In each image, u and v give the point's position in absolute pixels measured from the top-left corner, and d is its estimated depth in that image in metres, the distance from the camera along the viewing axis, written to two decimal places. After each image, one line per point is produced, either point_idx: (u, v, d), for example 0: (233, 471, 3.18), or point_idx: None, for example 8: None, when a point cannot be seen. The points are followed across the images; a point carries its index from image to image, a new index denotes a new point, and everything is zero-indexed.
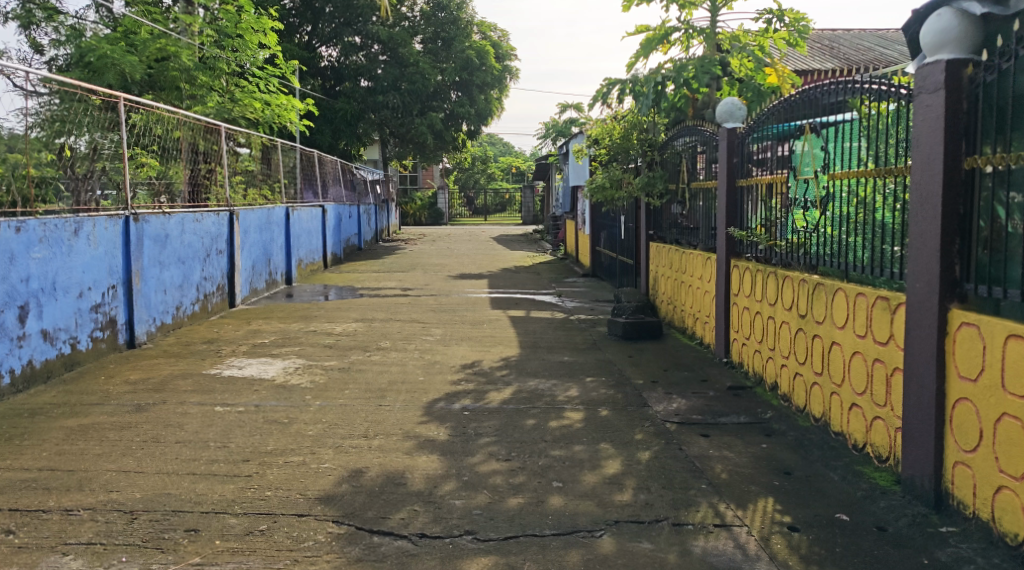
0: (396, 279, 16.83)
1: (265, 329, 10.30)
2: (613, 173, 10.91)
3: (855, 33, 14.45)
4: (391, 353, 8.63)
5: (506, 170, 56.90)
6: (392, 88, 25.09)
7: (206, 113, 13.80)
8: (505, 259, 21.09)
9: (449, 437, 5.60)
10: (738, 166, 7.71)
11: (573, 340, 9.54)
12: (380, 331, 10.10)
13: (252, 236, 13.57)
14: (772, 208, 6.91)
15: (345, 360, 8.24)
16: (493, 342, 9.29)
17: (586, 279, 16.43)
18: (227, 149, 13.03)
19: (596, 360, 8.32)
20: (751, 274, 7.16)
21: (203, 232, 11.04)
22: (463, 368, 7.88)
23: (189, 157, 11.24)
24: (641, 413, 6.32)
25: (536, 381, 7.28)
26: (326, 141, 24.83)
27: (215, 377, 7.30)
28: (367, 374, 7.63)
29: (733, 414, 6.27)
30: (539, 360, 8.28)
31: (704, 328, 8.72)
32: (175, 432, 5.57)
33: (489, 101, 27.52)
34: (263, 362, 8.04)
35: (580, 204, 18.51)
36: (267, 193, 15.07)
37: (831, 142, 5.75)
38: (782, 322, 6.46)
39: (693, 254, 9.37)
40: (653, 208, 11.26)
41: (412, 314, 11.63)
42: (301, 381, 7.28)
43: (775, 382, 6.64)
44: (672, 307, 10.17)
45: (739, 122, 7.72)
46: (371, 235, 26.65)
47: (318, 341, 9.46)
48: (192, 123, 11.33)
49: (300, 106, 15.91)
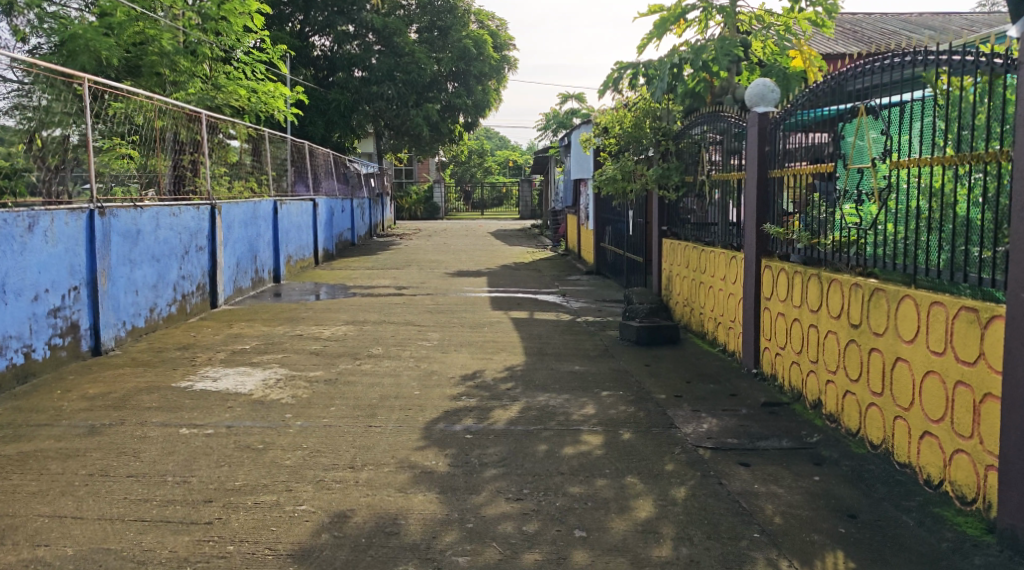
0: (390, 277, 16.01)
1: (248, 332, 9.50)
2: (625, 164, 10.15)
3: (876, 18, 13.77)
4: (384, 362, 7.83)
5: (503, 164, 56.05)
6: (387, 78, 24.25)
7: (187, 101, 12.99)
8: (505, 255, 20.30)
9: (450, 468, 4.81)
10: (770, 156, 6.92)
11: (583, 346, 8.75)
12: (372, 336, 9.28)
13: (236, 232, 12.73)
14: (815, 201, 6.13)
15: (333, 370, 7.44)
16: (495, 348, 8.50)
17: (591, 277, 15.65)
18: (210, 138, 12.19)
19: (611, 371, 7.52)
20: (787, 276, 6.38)
21: (181, 227, 10.22)
22: (463, 381, 7.08)
23: (167, 146, 10.42)
24: (668, 435, 5.54)
25: (546, 397, 6.48)
26: (319, 133, 24.00)
27: (183, 392, 6.48)
28: (356, 387, 6.83)
29: (773, 437, 5.48)
30: (547, 370, 7.48)
31: (727, 334, 7.95)
32: (129, 463, 4.76)
33: (488, 92, 26.68)
34: (241, 373, 7.24)
35: (582, 197, 17.76)
36: (254, 186, 14.25)
37: (893, 125, 4.97)
38: (826, 332, 5.69)
39: (713, 253, 8.59)
40: (666, 202, 10.46)
41: (408, 316, 10.82)
42: (282, 395, 6.48)
43: (817, 399, 5.86)
44: (689, 310, 9.39)
45: (772, 106, 6.94)
46: (365, 230, 25.83)
47: (305, 346, 8.64)
48: (174, 111, 10.65)
49: (288, 94, 15.04)
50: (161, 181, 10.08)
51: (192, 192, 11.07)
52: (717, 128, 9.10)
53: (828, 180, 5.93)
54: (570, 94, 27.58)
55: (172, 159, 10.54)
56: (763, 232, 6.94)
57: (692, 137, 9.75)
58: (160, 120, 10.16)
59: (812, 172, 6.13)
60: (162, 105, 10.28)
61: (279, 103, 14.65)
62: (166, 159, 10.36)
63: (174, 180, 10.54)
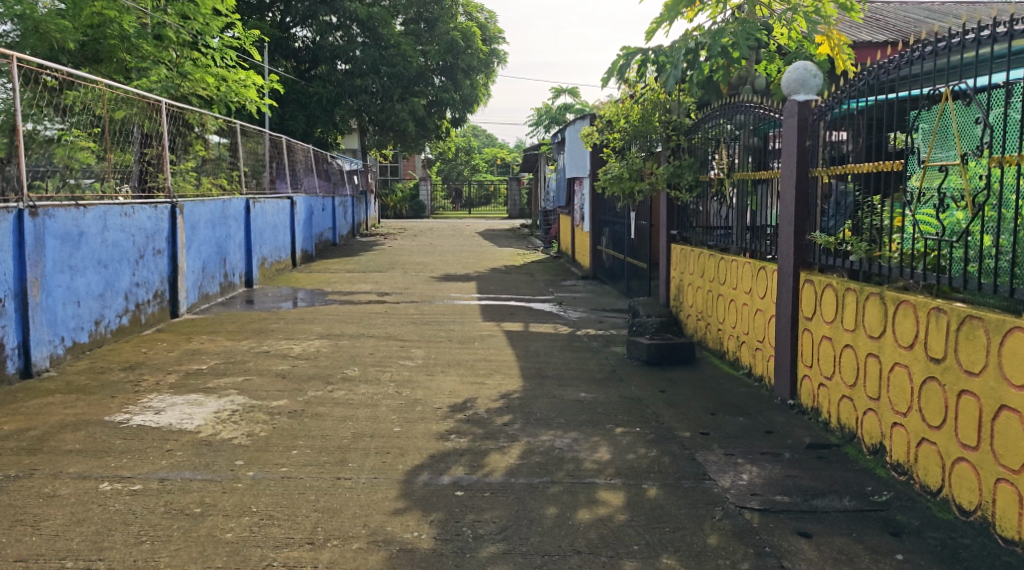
0: (372, 282, 14.95)
1: (209, 347, 8.45)
2: (631, 161, 9.14)
3: (897, 6, 12.87)
4: (360, 389, 6.79)
5: (491, 162, 54.90)
6: (371, 71, 23.21)
7: (149, 89, 11.85)
8: (494, 257, 19.27)
9: (437, 544, 3.84)
10: (812, 151, 5.89)
11: (587, 367, 7.74)
12: (350, 353, 8.24)
13: (202, 232, 11.64)
14: (874, 207, 5.16)
15: (300, 398, 6.40)
16: (488, 370, 7.48)
17: (587, 283, 14.66)
18: (170, 129, 11.09)
19: (622, 400, 6.52)
20: (835, 294, 5.41)
21: (135, 228, 9.14)
22: (451, 414, 6.05)
23: (126, 141, 9.37)
24: (704, 489, 4.56)
25: (550, 435, 5.47)
26: (300, 128, 22.86)
27: (115, 431, 5.42)
28: (324, 421, 5.80)
29: (832, 493, 4.51)
30: (549, 400, 6.47)
31: (753, 355, 6.97)
32: (22, 539, 3.74)
33: (476, 87, 25.67)
34: (192, 402, 6.19)
35: (577, 197, 16.77)
36: (223, 182, 13.13)
37: (999, 109, 4.10)
38: (890, 365, 4.73)
39: (733, 261, 7.62)
40: (676, 204, 9.46)
41: (390, 327, 9.79)
42: (236, 433, 5.43)
43: (878, 445, 4.89)
44: (703, 325, 8.42)
45: (813, 94, 5.91)
46: (348, 230, 24.75)
47: (272, 366, 7.60)
48: (139, 101, 9.71)
49: (260, 83, 13.95)
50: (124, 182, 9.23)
51: (150, 190, 9.97)
52: (737, 120, 8.14)
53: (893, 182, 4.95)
54: (563, 88, 26.65)
55: (131, 158, 9.46)
56: (804, 241, 5.95)
57: (710, 128, 8.74)
58: (118, 110, 9.14)
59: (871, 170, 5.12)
60: (120, 93, 9.24)
61: (251, 93, 13.57)
62: (129, 158, 9.39)
63: (131, 174, 9.55)
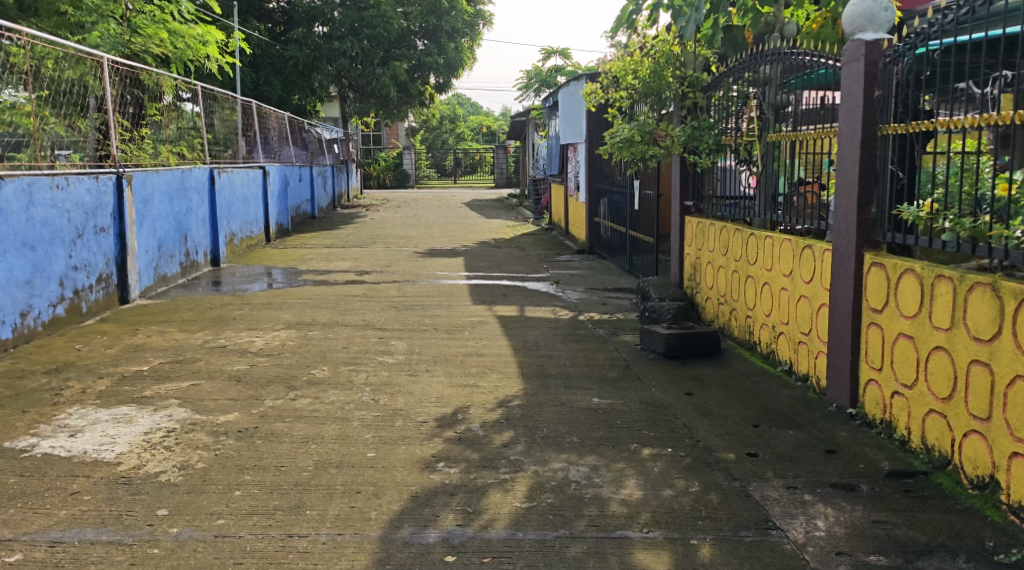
0: (351, 258, 13.79)
1: (157, 342, 7.30)
2: (643, 121, 7.85)
3: None
4: (328, 396, 5.67)
5: (477, 130, 53.40)
6: (350, 34, 21.90)
7: (95, 45, 10.66)
8: (482, 230, 18.12)
9: None
10: (883, 102, 4.72)
11: (596, 362, 6.63)
12: (320, 347, 7.11)
13: (157, 206, 10.44)
14: (984, 174, 4.10)
15: (254, 410, 5.28)
16: (481, 368, 6.38)
17: (584, 257, 13.54)
18: (114, 89, 9.81)
19: (644, 406, 5.41)
20: (920, 280, 4.31)
21: (68, 202, 8.10)
22: (438, 431, 4.95)
23: (65, 110, 8.43)
24: (771, 546, 3.50)
25: (564, 461, 4.37)
26: (276, 94, 21.45)
27: (12, 463, 4.29)
28: (280, 443, 4.68)
29: (941, 553, 3.45)
30: (556, 407, 5.36)
31: (794, 349, 5.85)
32: None
33: (461, 50, 24.41)
34: (119, 420, 5.07)
35: (571, 164, 15.63)
36: (182, 151, 11.95)
37: None
38: (1011, 378, 3.69)
39: (766, 237, 6.43)
40: (693, 171, 8.32)
41: (369, 314, 8.66)
42: (165, 465, 4.31)
43: (986, 478, 3.85)
44: (725, 310, 7.31)
45: (884, 32, 4.74)
46: (327, 202, 23.53)
47: (227, 365, 6.46)
48: (72, 58, 8.57)
49: (220, 39, 12.68)
50: (70, 154, 8.50)
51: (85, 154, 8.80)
52: (763, 73, 7.11)
53: (975, 145, 4.10)
54: (553, 51, 25.30)
55: (71, 131, 8.54)
56: (869, 215, 4.81)
57: (739, 82, 7.49)
58: (56, 67, 8.19)
59: (947, 128, 4.23)
60: (59, 49, 8.27)
61: (210, 49, 12.29)
62: (68, 132, 8.49)
63: (63, 142, 8.43)
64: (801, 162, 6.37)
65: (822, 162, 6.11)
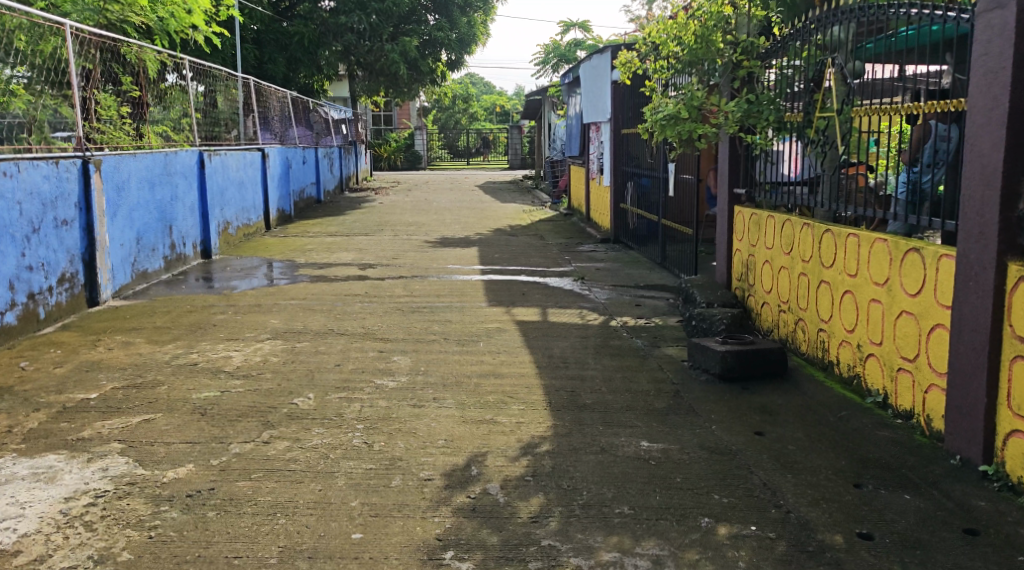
0: (355, 249, 12.70)
1: (119, 358, 6.20)
2: (689, 93, 6.62)
3: None
4: (311, 438, 4.55)
5: (490, 109, 52.11)
6: (358, 8, 20.70)
7: (65, 13, 9.68)
8: (496, 216, 16.96)
9: None
10: None
11: (639, 385, 5.50)
12: (309, 366, 5.98)
13: (134, 194, 9.34)
14: None
15: (214, 462, 4.17)
16: (498, 396, 5.25)
17: (609, 248, 12.41)
18: (83, 61, 8.76)
19: (707, 453, 4.28)
20: None
21: (21, 191, 7.07)
22: (447, 493, 3.83)
23: (39, 86, 7.63)
24: None
25: (617, 553, 3.28)
26: (280, 72, 20.23)
27: None
28: (240, 516, 3.58)
29: None
30: (597, 457, 4.24)
31: (886, 377, 4.72)
32: None
33: (473, 25, 23.19)
34: (39, 477, 3.96)
35: (592, 145, 14.49)
36: (167, 131, 10.84)
37: None
38: None
39: (848, 235, 5.21)
40: (745, 152, 7.13)
41: (369, 320, 7.54)
42: (75, 561, 3.23)
43: None
44: (784, 319, 6.18)
45: None
46: (334, 185, 22.41)
47: (194, 391, 5.35)
48: (43, 29, 7.68)
49: (208, 7, 11.58)
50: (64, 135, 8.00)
51: (66, 136, 8.01)
52: (835, 35, 5.94)
53: None
54: (572, 24, 24.04)
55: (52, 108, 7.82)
56: (1015, 213, 3.74)
57: (808, 47, 6.26)
58: (24, 40, 7.34)
59: None
60: (25, 18, 7.40)
61: (196, 18, 11.20)
62: (42, 112, 7.65)
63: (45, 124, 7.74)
64: (849, 141, 5.74)
65: (871, 141, 5.60)
